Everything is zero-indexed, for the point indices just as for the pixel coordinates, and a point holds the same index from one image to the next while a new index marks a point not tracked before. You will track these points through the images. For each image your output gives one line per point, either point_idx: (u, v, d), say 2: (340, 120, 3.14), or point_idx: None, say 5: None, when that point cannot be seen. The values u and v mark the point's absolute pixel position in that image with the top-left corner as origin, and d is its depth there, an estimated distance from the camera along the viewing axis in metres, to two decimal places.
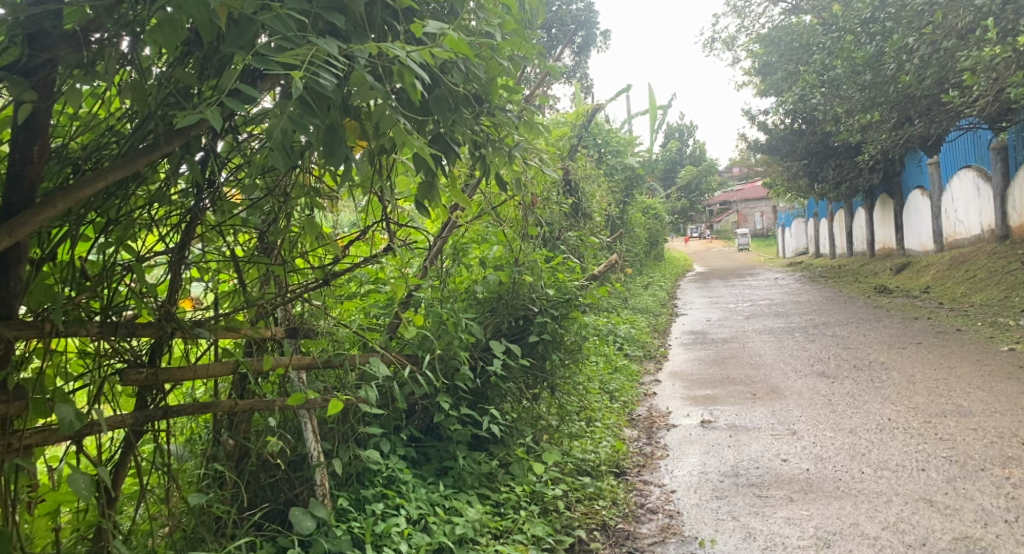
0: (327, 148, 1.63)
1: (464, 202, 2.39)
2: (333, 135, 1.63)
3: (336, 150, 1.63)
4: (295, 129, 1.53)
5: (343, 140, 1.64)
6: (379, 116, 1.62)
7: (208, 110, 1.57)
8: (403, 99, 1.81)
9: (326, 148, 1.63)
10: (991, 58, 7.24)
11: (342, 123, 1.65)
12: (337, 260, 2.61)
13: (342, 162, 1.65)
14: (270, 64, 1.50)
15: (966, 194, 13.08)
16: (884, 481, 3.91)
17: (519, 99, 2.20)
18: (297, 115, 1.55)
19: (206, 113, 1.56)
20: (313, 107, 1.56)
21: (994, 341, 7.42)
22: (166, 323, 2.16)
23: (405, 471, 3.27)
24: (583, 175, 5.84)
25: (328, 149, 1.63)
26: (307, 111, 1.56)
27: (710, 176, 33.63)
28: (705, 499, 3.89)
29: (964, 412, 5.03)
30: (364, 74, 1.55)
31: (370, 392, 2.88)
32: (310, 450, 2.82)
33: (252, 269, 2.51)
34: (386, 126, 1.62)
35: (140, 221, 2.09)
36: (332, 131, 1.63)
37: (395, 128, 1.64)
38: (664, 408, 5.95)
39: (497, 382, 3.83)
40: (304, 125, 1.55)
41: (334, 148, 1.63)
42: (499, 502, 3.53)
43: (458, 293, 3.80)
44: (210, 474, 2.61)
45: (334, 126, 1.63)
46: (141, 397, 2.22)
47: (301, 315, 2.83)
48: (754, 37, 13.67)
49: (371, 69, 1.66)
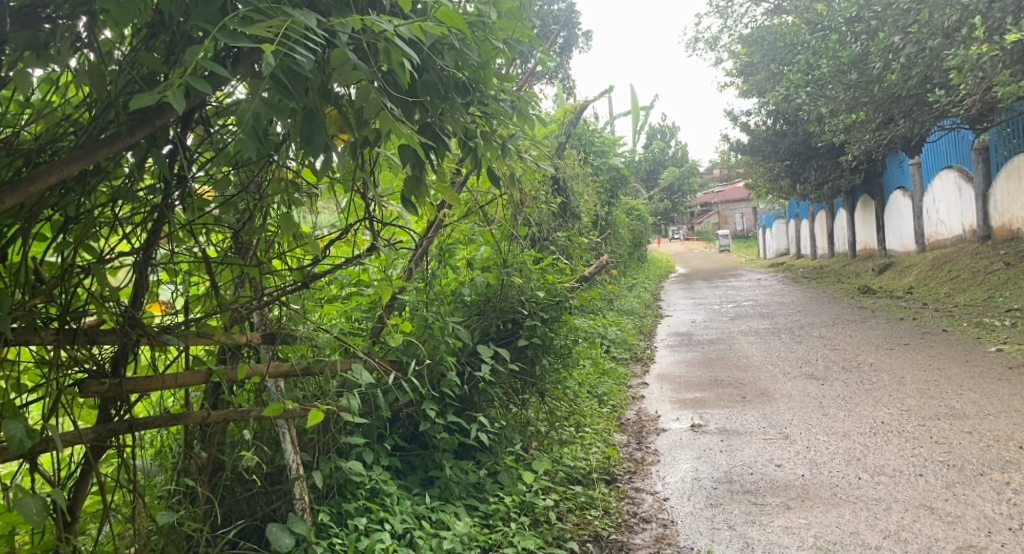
0: (305, 136, 1.48)
1: (452, 200, 2.26)
2: (312, 121, 1.48)
3: (316, 138, 1.49)
4: (271, 113, 1.39)
5: (324, 126, 1.49)
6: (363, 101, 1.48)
7: (170, 91, 1.40)
8: (390, 82, 1.69)
9: (304, 136, 1.48)
10: (978, 57, 7.23)
11: (321, 109, 1.50)
12: (316, 261, 2.44)
13: (322, 153, 1.50)
14: (239, 39, 1.34)
15: (948, 195, 13.12)
16: (882, 487, 3.81)
17: (513, 89, 2.08)
18: (272, 99, 1.40)
19: (167, 93, 1.39)
20: (291, 89, 1.41)
21: (981, 341, 7.38)
22: (130, 330, 1.97)
23: (389, 482, 3.11)
24: (571, 174, 5.73)
25: (307, 138, 1.48)
26: (286, 96, 1.41)
27: (691, 177, 33.79)
28: (700, 507, 3.77)
29: (958, 415, 4.95)
30: (346, 52, 1.41)
31: (353, 401, 2.73)
32: (288, 462, 2.66)
33: (225, 271, 2.37)
34: (372, 112, 1.47)
35: (103, 220, 1.92)
36: (310, 116, 1.48)
37: (380, 114, 1.50)
38: (653, 412, 5.83)
39: (484, 388, 3.68)
40: (281, 109, 1.40)
41: (314, 136, 1.48)
42: (488, 513, 3.37)
43: (444, 295, 3.65)
44: (181, 491, 2.44)
45: (312, 112, 1.48)
46: (103, 409, 2.03)
47: (279, 320, 2.68)
48: (738, 38, 13.64)
49: (353, 46, 1.51)
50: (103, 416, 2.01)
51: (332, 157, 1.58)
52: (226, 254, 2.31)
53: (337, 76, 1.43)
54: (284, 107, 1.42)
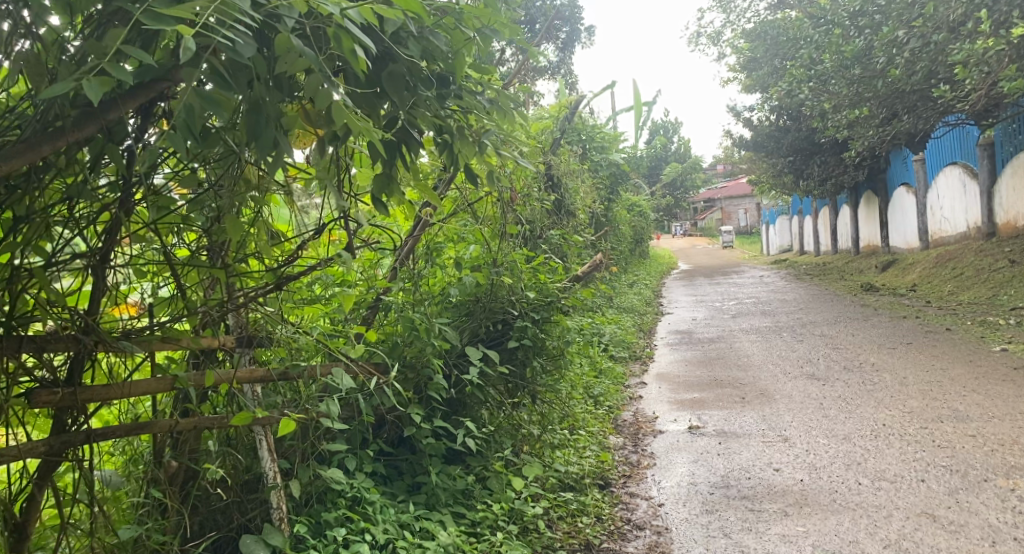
0: (250, 131, 1.38)
1: (431, 198, 2.15)
2: (257, 115, 1.38)
3: (261, 133, 1.38)
4: (206, 105, 1.29)
5: (270, 119, 1.39)
6: (311, 92, 1.36)
7: (87, 81, 1.29)
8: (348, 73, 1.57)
9: (248, 130, 1.37)
10: (983, 51, 7.09)
11: (267, 102, 1.39)
12: (290, 261, 2.33)
13: (270, 148, 1.40)
14: (162, 22, 1.23)
15: (952, 192, 12.98)
16: (883, 493, 3.70)
17: (493, 82, 1.97)
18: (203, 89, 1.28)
19: (83, 83, 1.29)
20: (228, 78, 1.31)
21: (985, 341, 7.25)
22: (85, 338, 1.87)
23: (372, 490, 3.02)
24: (567, 171, 5.60)
25: (251, 133, 1.37)
26: (223, 87, 1.31)
27: (694, 173, 33.60)
28: (695, 513, 3.67)
29: (961, 417, 4.83)
30: (290, 38, 1.30)
31: (333, 407, 2.60)
32: (265, 470, 2.56)
33: (193, 272, 2.26)
34: (323, 104, 1.37)
35: (57, 219, 1.83)
36: (255, 109, 1.37)
37: (332, 106, 1.38)
38: (650, 413, 5.72)
39: (472, 391, 3.58)
40: (215, 100, 1.30)
41: (259, 130, 1.37)
42: (475, 521, 3.27)
43: (431, 296, 3.53)
44: (149, 502, 2.35)
45: (257, 105, 1.38)
46: (57, 419, 1.92)
47: (256, 322, 2.55)
48: (741, 33, 13.50)
49: (299, 32, 1.40)
50: (57, 426, 1.92)
51: (284, 154, 1.47)
52: (195, 253, 2.20)
53: (281, 62, 1.33)
54: (219, 100, 1.31)
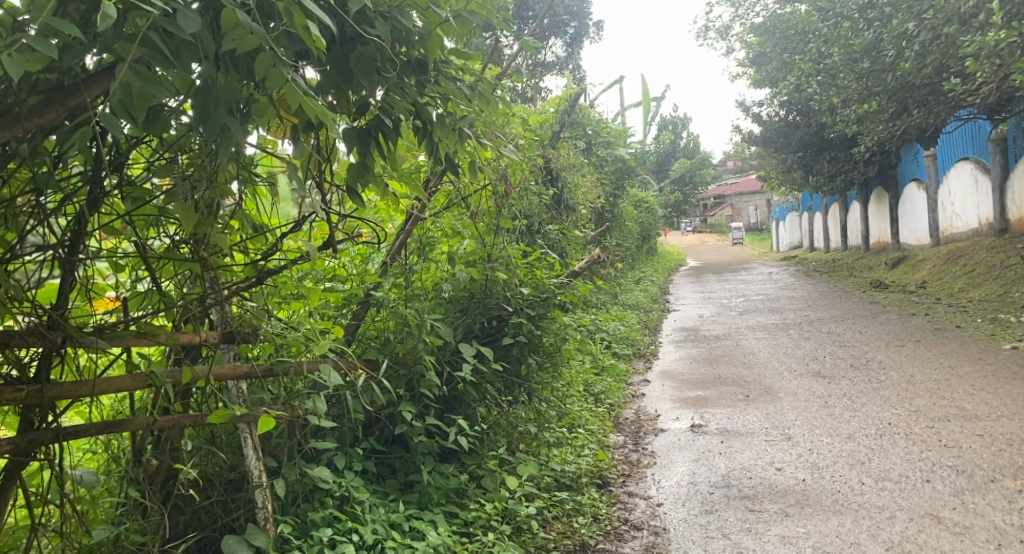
0: (198, 113, 1.36)
1: (415, 190, 2.14)
2: (206, 97, 1.37)
3: (209, 116, 1.37)
4: (144, 84, 1.26)
5: (219, 102, 1.38)
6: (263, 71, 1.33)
7: (9, 54, 1.24)
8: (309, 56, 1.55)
9: (196, 112, 1.36)
10: (995, 43, 6.96)
11: (213, 81, 1.36)
12: (270, 254, 2.29)
13: (219, 131, 1.39)
14: None
15: (963, 187, 12.82)
16: (886, 494, 3.61)
17: (476, 69, 1.94)
18: (141, 67, 1.25)
19: (6, 57, 1.24)
20: (168, 56, 1.29)
21: (995, 339, 7.12)
22: (52, 334, 1.85)
23: (361, 489, 2.96)
24: (568, 165, 5.52)
25: (199, 115, 1.36)
26: (161, 64, 1.28)
27: (704, 169, 33.38)
28: (694, 513, 3.60)
29: (969, 416, 4.74)
30: (236, 13, 1.26)
31: (319, 405, 2.52)
32: (249, 469, 2.49)
33: (169, 265, 2.21)
34: (276, 84, 1.34)
35: (24, 211, 1.80)
36: (203, 91, 1.37)
37: (285, 87, 1.35)
38: (652, 411, 5.64)
39: (465, 389, 3.52)
40: (153, 79, 1.27)
41: (208, 114, 1.37)
42: (467, 521, 3.21)
43: (424, 292, 3.46)
44: (128, 502, 2.31)
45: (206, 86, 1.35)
46: (24, 416, 1.90)
47: (241, 315, 2.46)
48: (749, 27, 13.36)
49: (248, 7, 1.37)
50: (24, 424, 1.90)
51: (237, 138, 1.44)
52: (171, 245, 2.15)
53: (229, 39, 1.30)
54: (157, 77, 1.27)
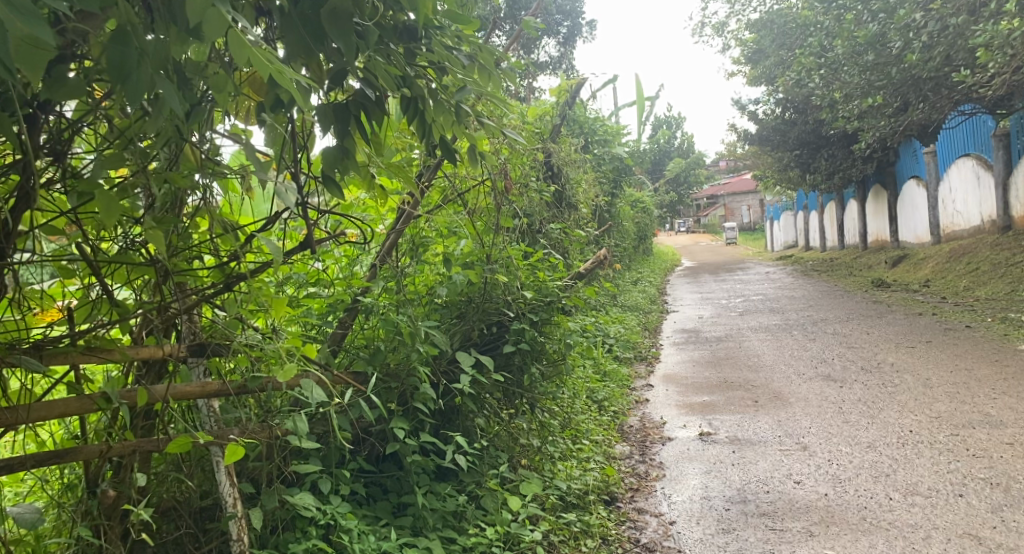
0: (115, 70, 1.09)
1: (405, 183, 1.86)
2: (124, 49, 1.10)
3: (131, 73, 1.10)
4: (27, 22, 0.97)
5: (141, 55, 1.11)
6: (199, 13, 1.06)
7: None
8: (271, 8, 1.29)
9: (115, 69, 1.10)
10: (1008, 32, 6.72)
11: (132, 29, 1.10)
12: (238, 257, 2.00)
13: (142, 92, 1.11)
14: None
15: (964, 184, 12.63)
16: (918, 510, 3.35)
17: (476, 35, 1.68)
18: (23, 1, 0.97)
19: None
20: None
21: (1009, 338, 6.89)
22: None
23: (349, 516, 2.67)
24: (568, 160, 5.25)
25: (116, 71, 1.09)
26: None
27: (699, 167, 33.18)
28: (711, 532, 3.32)
29: (994, 422, 4.50)
30: None
31: (302, 424, 2.24)
32: (222, 497, 2.21)
33: (123, 270, 1.92)
34: (217, 31, 1.07)
35: None
36: (120, 40, 1.10)
37: (227, 36, 1.08)
38: (658, 418, 5.38)
39: (462, 402, 3.27)
40: (39, 17, 0.99)
41: (127, 70, 1.10)
42: (467, 547, 2.91)
43: (417, 297, 3.18)
44: (78, 541, 2.04)
45: (125, 37, 1.10)
46: None
47: (212, 327, 2.20)
48: (746, 23, 13.09)
49: None
50: None
51: (170, 102, 1.17)
52: (125, 248, 1.87)
53: None
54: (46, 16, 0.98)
